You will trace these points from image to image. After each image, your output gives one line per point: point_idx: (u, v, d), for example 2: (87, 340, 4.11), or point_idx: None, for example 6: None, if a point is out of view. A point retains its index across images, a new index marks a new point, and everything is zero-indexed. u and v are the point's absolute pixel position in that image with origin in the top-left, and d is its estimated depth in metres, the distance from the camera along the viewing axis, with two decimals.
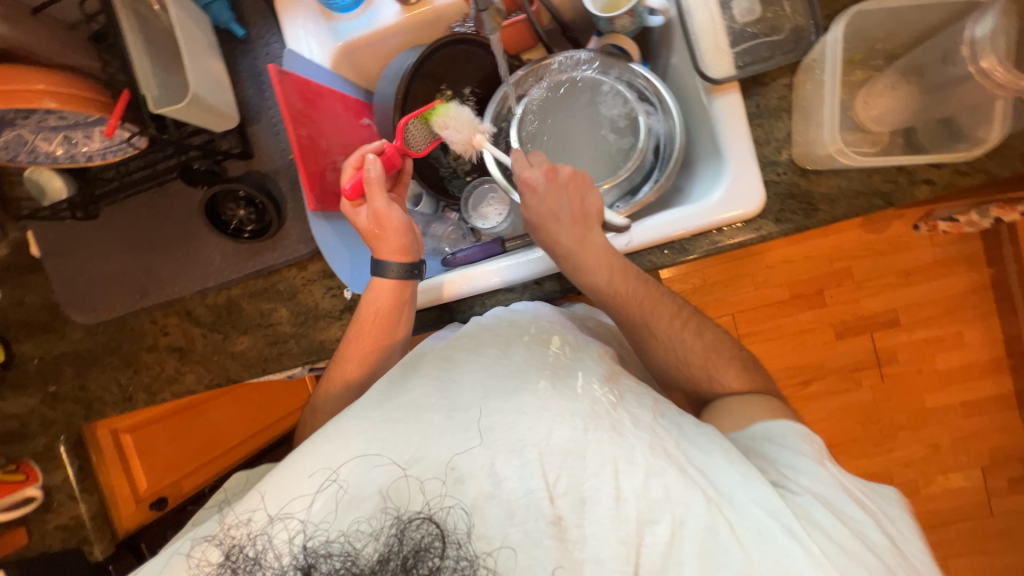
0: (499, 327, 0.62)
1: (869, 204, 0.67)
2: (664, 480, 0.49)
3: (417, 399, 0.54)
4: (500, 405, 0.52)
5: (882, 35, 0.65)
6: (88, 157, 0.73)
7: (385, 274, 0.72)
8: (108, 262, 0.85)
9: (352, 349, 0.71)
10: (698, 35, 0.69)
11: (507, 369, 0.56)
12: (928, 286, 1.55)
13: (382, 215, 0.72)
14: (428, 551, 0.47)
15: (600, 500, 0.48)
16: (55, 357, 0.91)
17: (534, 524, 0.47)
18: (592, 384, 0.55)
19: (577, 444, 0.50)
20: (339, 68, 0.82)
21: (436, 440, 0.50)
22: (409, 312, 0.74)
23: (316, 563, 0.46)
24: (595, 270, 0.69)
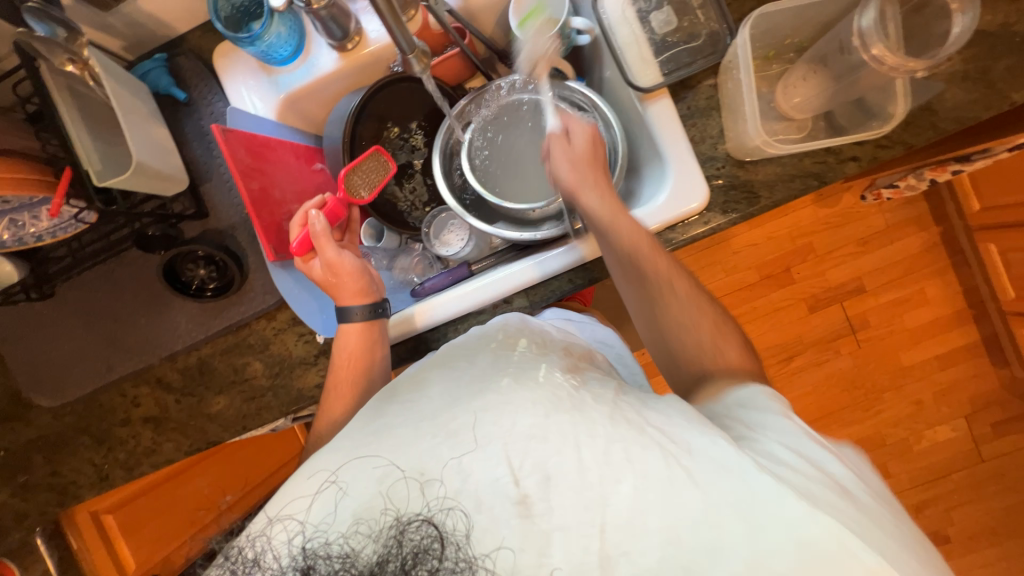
0: (465, 343, 0.61)
1: (805, 186, 0.71)
2: (629, 446, 0.45)
3: (390, 422, 0.50)
4: (463, 402, 0.49)
5: (790, 32, 0.71)
6: (38, 238, 0.72)
7: (350, 319, 0.73)
8: (69, 340, 0.83)
9: (333, 397, 0.69)
10: (623, 50, 0.73)
11: (472, 375, 0.53)
12: (885, 250, 1.63)
13: (334, 263, 0.74)
14: (427, 553, 0.43)
15: (564, 478, 0.44)
16: (21, 446, 0.88)
17: (499, 507, 0.43)
18: (554, 372, 0.53)
19: (540, 428, 0.46)
20: (285, 118, 0.83)
21: (414, 439, 0.47)
22: (382, 348, 0.74)
23: (315, 565, 0.43)
24: (617, 221, 0.66)
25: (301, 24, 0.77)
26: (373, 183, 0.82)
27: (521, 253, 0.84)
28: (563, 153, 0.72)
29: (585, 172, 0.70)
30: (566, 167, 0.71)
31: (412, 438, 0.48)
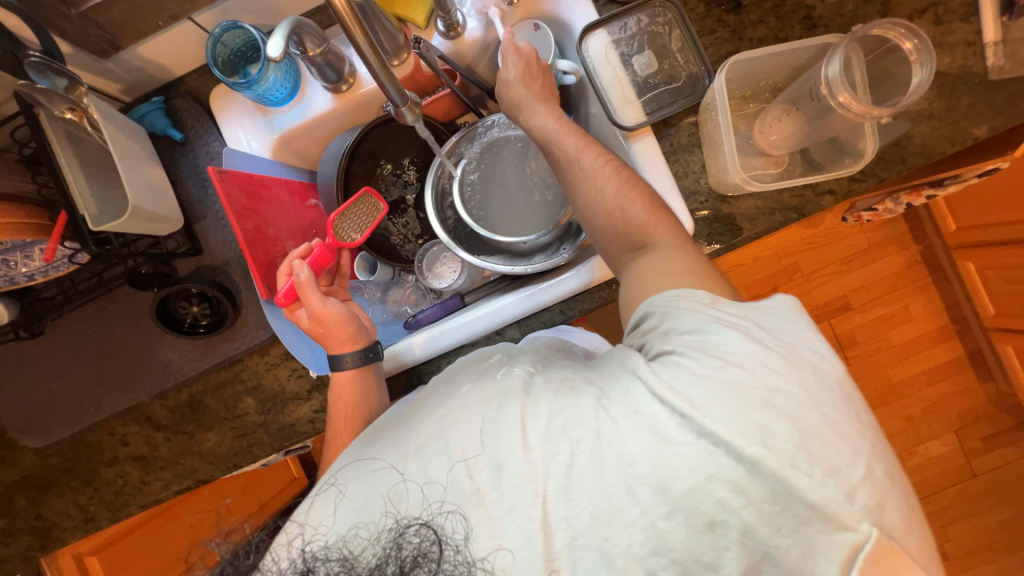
0: (450, 365, 0.66)
1: (785, 218, 0.74)
2: (563, 414, 0.46)
3: (375, 453, 0.53)
4: (430, 418, 0.52)
5: (764, 75, 0.75)
6: (30, 277, 0.72)
7: (340, 367, 0.72)
8: (56, 379, 0.82)
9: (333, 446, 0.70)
10: (608, 91, 0.77)
11: (443, 390, 0.57)
12: (868, 269, 1.67)
13: (320, 314, 0.73)
14: (425, 557, 0.45)
15: (510, 461, 0.46)
16: (5, 487, 0.86)
17: (455, 497, 0.46)
18: (513, 370, 0.54)
19: (491, 422, 0.48)
20: (280, 156, 0.85)
21: (402, 443, 0.51)
22: (380, 392, 0.74)
23: (315, 567, 0.47)
24: (579, 155, 0.66)
25: (296, 68, 0.80)
26: (363, 224, 0.80)
27: (513, 284, 0.85)
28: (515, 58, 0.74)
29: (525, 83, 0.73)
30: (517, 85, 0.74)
31: (400, 448, 0.51)
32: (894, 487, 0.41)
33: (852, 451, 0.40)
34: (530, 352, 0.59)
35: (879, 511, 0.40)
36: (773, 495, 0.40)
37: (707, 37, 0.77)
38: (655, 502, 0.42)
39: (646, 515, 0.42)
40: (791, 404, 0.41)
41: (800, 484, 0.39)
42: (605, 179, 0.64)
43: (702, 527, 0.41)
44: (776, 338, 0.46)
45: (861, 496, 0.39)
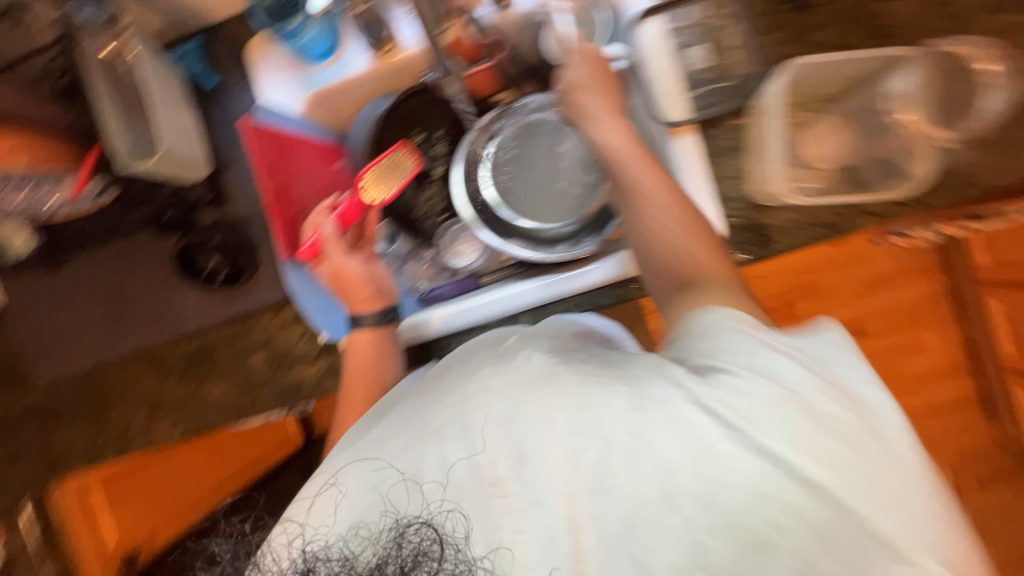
0: (458, 349, 0.61)
1: (820, 235, 0.72)
2: (601, 414, 0.45)
3: (383, 432, 0.52)
4: (446, 398, 0.50)
5: (821, 85, 0.74)
6: (51, 211, 0.72)
7: (359, 327, 0.73)
8: (73, 313, 0.84)
9: (347, 403, 0.70)
10: (657, 82, 0.73)
11: (454, 369, 0.53)
12: (888, 295, 1.63)
13: (341, 271, 0.74)
14: (427, 555, 0.45)
15: (539, 457, 0.45)
16: (19, 411, 0.89)
17: (474, 490, 0.46)
18: (535, 354, 0.50)
19: (514, 410, 0.47)
20: (312, 115, 0.83)
21: (405, 435, 0.50)
22: (394, 356, 0.73)
23: (316, 568, 0.46)
24: (635, 169, 0.62)
25: (338, 27, 0.79)
26: (390, 180, 0.79)
27: (530, 270, 0.85)
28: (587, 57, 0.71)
29: (597, 78, 0.69)
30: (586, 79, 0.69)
31: (404, 439, 0.49)
32: (937, 513, 0.44)
33: (906, 483, 0.44)
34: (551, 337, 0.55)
35: (932, 544, 0.43)
36: (828, 517, 0.42)
37: (763, 36, 0.74)
38: (697, 512, 0.43)
39: (685, 524, 0.43)
40: (849, 427, 0.44)
41: (862, 512, 0.42)
42: (651, 196, 0.59)
43: (750, 546, 0.43)
44: (827, 369, 0.47)
45: (921, 528, 0.43)
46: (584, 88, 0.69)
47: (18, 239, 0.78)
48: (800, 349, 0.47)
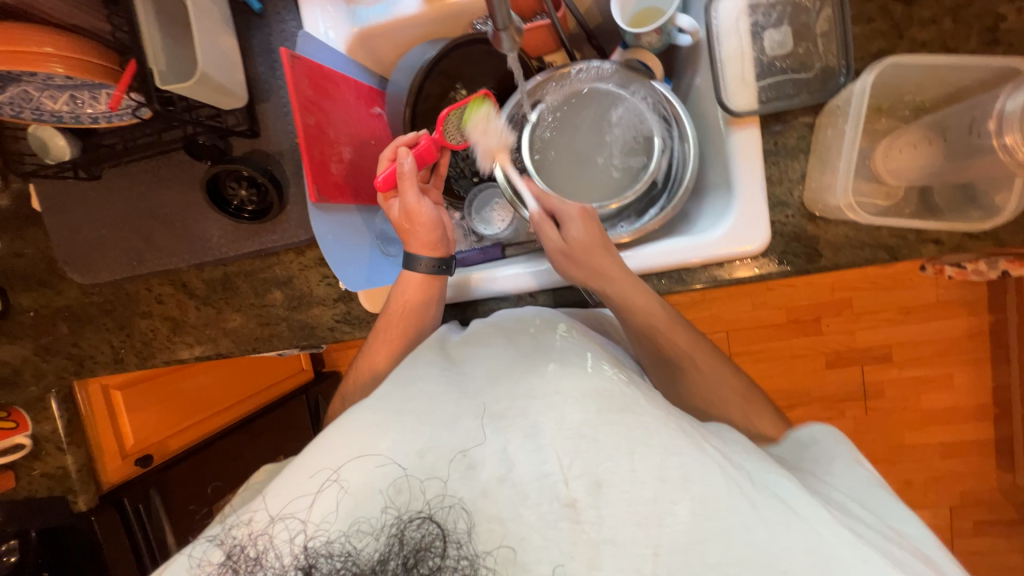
0: (506, 322, 0.69)
1: (873, 256, 0.67)
2: (681, 459, 0.50)
3: (424, 390, 0.56)
4: (513, 390, 0.55)
5: (913, 88, 0.63)
6: (94, 120, 0.75)
7: (414, 268, 0.73)
8: (106, 225, 0.85)
9: (380, 339, 0.71)
10: (725, 65, 0.67)
11: (517, 356, 0.60)
12: (925, 326, 1.55)
13: (413, 210, 0.72)
14: (428, 551, 0.48)
15: (617, 482, 0.49)
16: (51, 311, 0.93)
17: (548, 506, 0.49)
18: (602, 365, 0.58)
19: (589, 428, 0.51)
20: (355, 54, 0.80)
21: (449, 429, 0.53)
22: (436, 301, 0.74)
23: (317, 563, 0.48)
24: (596, 256, 0.68)
25: None
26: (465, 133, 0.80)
27: None
28: (577, 244, 0.68)
29: (594, 264, 0.68)
30: (582, 258, 0.68)
31: (441, 434, 0.52)
32: None
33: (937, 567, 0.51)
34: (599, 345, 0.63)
35: None
36: None
37: (861, 26, 0.66)
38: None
39: None
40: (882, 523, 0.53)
41: None
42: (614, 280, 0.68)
43: None
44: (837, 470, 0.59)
45: None
46: (594, 272, 0.68)
47: (57, 143, 0.78)
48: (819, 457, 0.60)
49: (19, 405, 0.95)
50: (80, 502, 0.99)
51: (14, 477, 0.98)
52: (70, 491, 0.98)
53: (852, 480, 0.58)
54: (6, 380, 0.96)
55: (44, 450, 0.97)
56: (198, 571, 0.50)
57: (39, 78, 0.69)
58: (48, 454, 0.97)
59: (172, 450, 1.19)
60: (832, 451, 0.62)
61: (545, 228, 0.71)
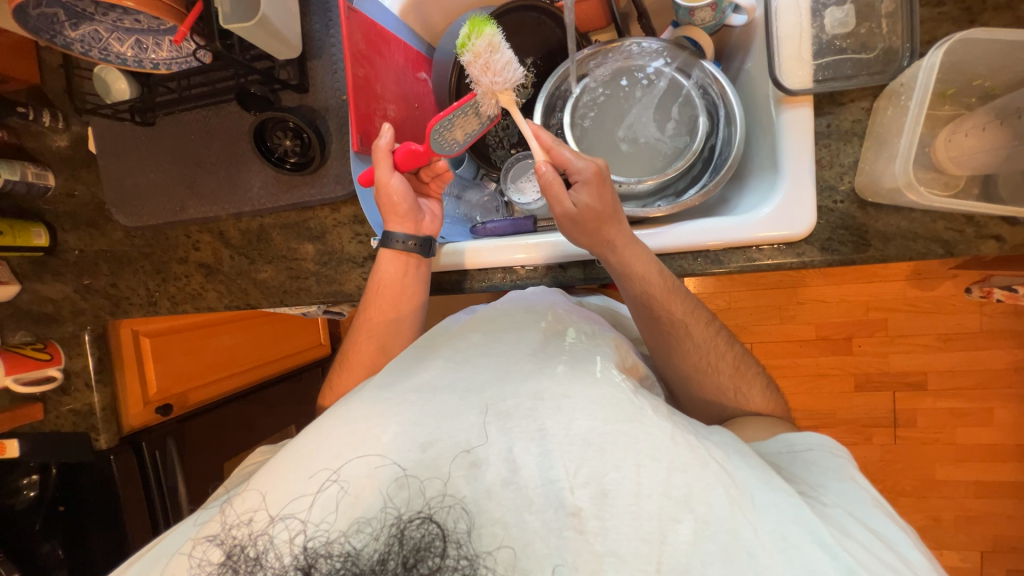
0: (513, 312, 0.68)
1: (927, 249, 0.64)
2: (686, 477, 0.50)
3: (429, 380, 0.59)
4: (520, 389, 0.56)
5: (985, 71, 0.61)
6: (155, 65, 0.78)
7: (391, 245, 0.74)
8: (153, 170, 0.88)
9: (365, 327, 0.78)
10: (781, 40, 0.66)
11: (528, 352, 0.61)
12: (966, 354, 1.47)
13: (385, 185, 0.73)
14: (428, 551, 0.50)
15: (621, 495, 0.50)
16: (94, 252, 0.96)
17: (553, 514, 0.50)
18: (611, 369, 0.59)
19: (597, 436, 0.52)
20: (407, 17, 0.83)
21: (454, 420, 0.55)
22: (421, 281, 0.77)
23: (316, 564, 0.49)
24: (608, 227, 0.66)
25: None
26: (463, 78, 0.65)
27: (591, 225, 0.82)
28: (588, 211, 0.66)
29: (602, 234, 0.66)
30: (591, 226, 0.66)
31: (447, 426, 0.54)
32: None
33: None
34: (608, 349, 0.63)
35: None
36: None
37: (929, 9, 0.63)
38: None
39: None
40: (890, 542, 0.50)
41: None
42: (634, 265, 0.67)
43: None
44: (830, 490, 0.56)
45: None
46: (604, 240, 0.67)
47: (118, 87, 0.81)
48: (813, 481, 0.57)
49: (55, 339, 0.99)
50: (102, 440, 1.01)
51: (43, 409, 1.00)
52: (93, 428, 1.00)
53: (846, 496, 0.55)
54: (45, 315, 0.99)
55: (73, 386, 0.99)
56: (199, 571, 0.51)
57: (109, 18, 0.72)
58: (76, 391, 0.99)
59: (190, 405, 1.21)
60: (826, 464, 0.60)
61: (551, 189, 0.65)
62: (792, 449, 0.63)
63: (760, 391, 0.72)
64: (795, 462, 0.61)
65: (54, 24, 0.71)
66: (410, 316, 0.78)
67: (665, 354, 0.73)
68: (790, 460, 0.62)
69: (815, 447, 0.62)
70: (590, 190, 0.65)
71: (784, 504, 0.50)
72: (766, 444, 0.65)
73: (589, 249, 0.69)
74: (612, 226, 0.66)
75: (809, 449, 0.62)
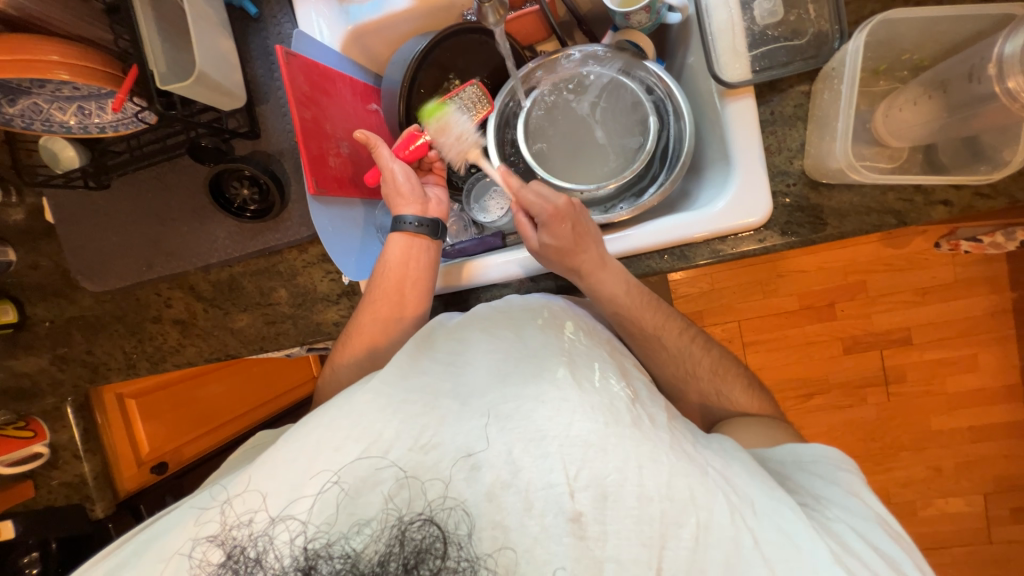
0: (511, 311, 0.66)
1: (880, 222, 0.66)
2: (688, 480, 0.51)
3: (432, 386, 0.57)
4: (518, 392, 0.55)
5: (910, 46, 0.63)
6: (101, 129, 0.76)
7: (402, 229, 0.76)
8: (115, 233, 0.87)
9: (371, 315, 0.74)
10: (716, 36, 0.67)
11: (521, 354, 0.59)
12: (944, 305, 1.51)
13: (388, 172, 0.77)
14: (429, 552, 0.49)
15: (622, 497, 0.51)
16: (66, 321, 0.94)
17: (553, 518, 0.50)
18: (609, 378, 0.58)
19: (598, 436, 0.52)
20: (349, 51, 0.83)
21: (455, 427, 0.54)
22: (428, 266, 0.77)
23: (317, 565, 0.49)
24: (575, 256, 0.68)
25: None
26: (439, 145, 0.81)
27: None
28: (552, 249, 0.68)
29: (573, 262, 0.68)
30: (559, 263, 0.69)
31: (448, 430, 0.54)
32: None
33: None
34: (606, 350, 0.64)
35: None
36: None
37: None
38: None
39: None
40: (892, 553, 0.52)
41: None
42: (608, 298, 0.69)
43: None
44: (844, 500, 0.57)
45: None
46: (574, 271, 0.69)
47: (66, 154, 0.81)
48: (814, 493, 0.58)
49: (37, 415, 0.96)
50: (98, 509, 0.99)
51: (34, 486, 0.98)
52: (87, 498, 0.99)
53: None
54: (22, 391, 0.97)
55: (62, 459, 0.98)
56: (198, 571, 0.50)
57: (47, 90, 0.71)
58: (65, 463, 0.98)
59: (185, 458, 1.24)
60: (830, 476, 0.61)
61: (521, 225, 0.71)
62: (797, 459, 0.64)
63: (734, 385, 0.74)
64: (801, 472, 0.62)
65: None
66: (418, 308, 0.75)
67: (648, 351, 0.74)
68: (794, 469, 0.63)
69: (821, 459, 0.63)
70: (556, 226, 0.68)
71: (784, 512, 0.52)
72: (772, 450, 0.66)
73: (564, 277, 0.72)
74: (579, 256, 0.68)
75: (816, 460, 0.63)
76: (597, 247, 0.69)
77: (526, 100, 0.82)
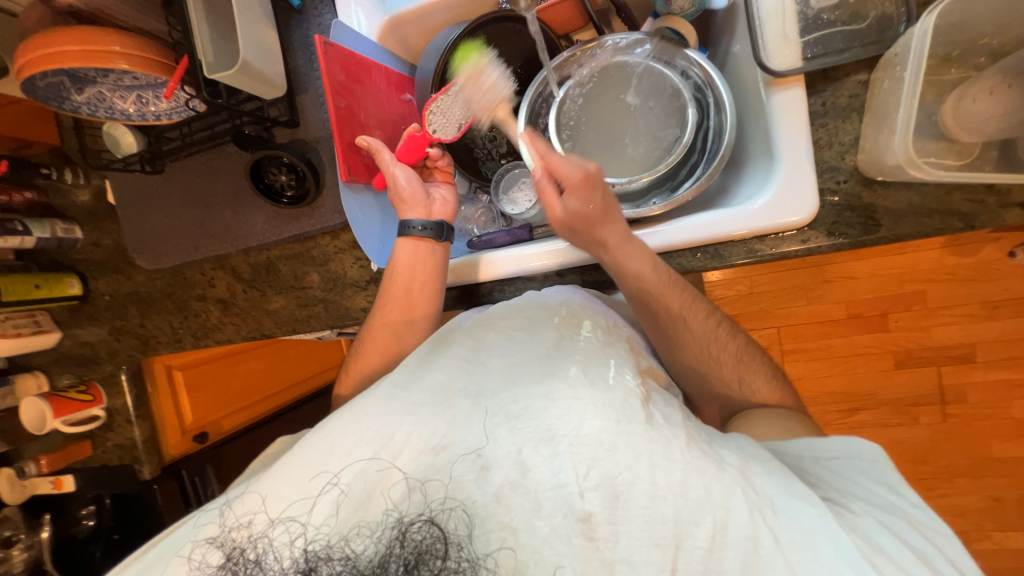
0: (526, 308, 0.65)
1: (944, 224, 0.60)
2: (705, 479, 0.49)
3: (444, 381, 0.57)
4: (530, 391, 0.54)
5: (989, 30, 0.57)
6: (156, 117, 0.81)
7: (409, 233, 0.77)
8: (166, 215, 0.93)
9: (382, 317, 0.75)
10: (764, 21, 0.63)
11: (538, 353, 0.58)
12: (1015, 321, 1.37)
13: (393, 180, 0.79)
14: (430, 553, 0.50)
15: (633, 498, 0.49)
16: (122, 296, 1.02)
17: (562, 519, 0.49)
18: (624, 374, 0.56)
19: (609, 436, 0.51)
20: (386, 42, 0.85)
21: (464, 426, 0.54)
22: (435, 267, 0.77)
23: (317, 566, 0.50)
24: (602, 228, 0.66)
25: None
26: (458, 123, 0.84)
27: None
28: (578, 217, 0.67)
29: (597, 235, 0.67)
30: (583, 232, 0.68)
31: (458, 429, 0.54)
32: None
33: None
34: (626, 351, 0.62)
35: None
36: None
37: None
38: None
39: None
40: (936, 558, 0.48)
41: None
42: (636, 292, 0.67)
43: None
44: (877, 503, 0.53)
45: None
46: (597, 244, 0.67)
47: (126, 141, 0.86)
48: (842, 490, 0.54)
49: (95, 379, 1.04)
50: (146, 470, 1.06)
51: (91, 445, 1.05)
52: (137, 460, 1.06)
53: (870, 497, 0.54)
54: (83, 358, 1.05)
55: (116, 422, 1.06)
56: (199, 572, 0.52)
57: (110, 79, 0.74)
58: (119, 427, 1.06)
59: (224, 430, 1.32)
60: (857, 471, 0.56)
61: (546, 193, 0.69)
62: (815, 454, 0.59)
63: (764, 381, 0.70)
64: (820, 469, 0.58)
65: (61, 92, 0.74)
66: (426, 309, 0.75)
67: (674, 352, 0.71)
68: (814, 466, 0.58)
69: (840, 455, 0.59)
70: (587, 195, 0.66)
71: (807, 513, 0.49)
72: (787, 444, 0.61)
73: (586, 251, 0.70)
74: (607, 229, 0.66)
75: (834, 456, 0.59)
76: (623, 224, 0.68)
77: (559, 89, 0.80)
